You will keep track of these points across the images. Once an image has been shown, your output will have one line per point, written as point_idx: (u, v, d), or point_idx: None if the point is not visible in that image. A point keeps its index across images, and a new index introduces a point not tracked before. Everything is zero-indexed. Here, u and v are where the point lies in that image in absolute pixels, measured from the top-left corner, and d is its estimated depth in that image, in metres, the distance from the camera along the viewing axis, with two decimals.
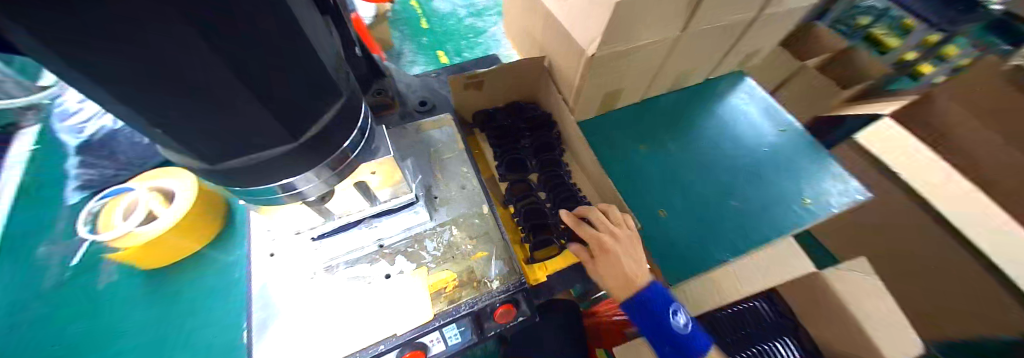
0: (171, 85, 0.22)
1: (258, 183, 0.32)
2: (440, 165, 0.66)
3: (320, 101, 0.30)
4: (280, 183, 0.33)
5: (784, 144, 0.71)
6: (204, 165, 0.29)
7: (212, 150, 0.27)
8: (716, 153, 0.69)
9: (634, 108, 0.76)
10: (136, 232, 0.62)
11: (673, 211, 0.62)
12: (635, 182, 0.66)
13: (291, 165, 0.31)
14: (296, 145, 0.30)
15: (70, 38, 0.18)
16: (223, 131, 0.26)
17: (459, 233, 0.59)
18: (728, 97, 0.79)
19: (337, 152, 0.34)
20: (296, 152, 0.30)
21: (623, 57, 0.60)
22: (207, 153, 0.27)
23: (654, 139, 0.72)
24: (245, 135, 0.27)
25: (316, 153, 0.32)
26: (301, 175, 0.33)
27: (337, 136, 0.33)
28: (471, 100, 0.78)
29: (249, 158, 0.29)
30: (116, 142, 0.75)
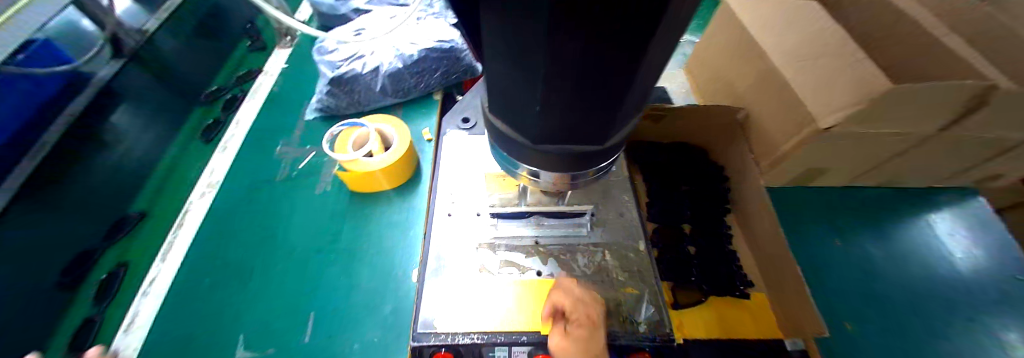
0: (584, 71, 0.23)
1: (523, 163, 0.34)
2: (604, 186, 0.66)
3: (631, 114, 0.31)
4: (540, 169, 0.35)
5: (1018, 295, 0.58)
6: (517, 136, 0.32)
7: (539, 135, 0.30)
8: (924, 276, 0.60)
9: (831, 194, 0.70)
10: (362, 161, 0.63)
11: (862, 325, 0.56)
12: (820, 273, 0.61)
13: (575, 163, 0.32)
14: (598, 147, 0.31)
15: (565, 39, 0.20)
16: (560, 121, 0.28)
17: (612, 259, 0.58)
18: (959, 213, 0.67)
19: (606, 161, 0.35)
20: (596, 153, 0.31)
21: (852, 140, 0.55)
22: (529, 134, 0.30)
23: (850, 234, 0.65)
24: (569, 129, 0.29)
25: (598, 159, 0.33)
26: (555, 173, 0.35)
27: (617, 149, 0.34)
28: (644, 130, 0.77)
29: (559, 146, 0.31)
30: (362, 84, 0.77)
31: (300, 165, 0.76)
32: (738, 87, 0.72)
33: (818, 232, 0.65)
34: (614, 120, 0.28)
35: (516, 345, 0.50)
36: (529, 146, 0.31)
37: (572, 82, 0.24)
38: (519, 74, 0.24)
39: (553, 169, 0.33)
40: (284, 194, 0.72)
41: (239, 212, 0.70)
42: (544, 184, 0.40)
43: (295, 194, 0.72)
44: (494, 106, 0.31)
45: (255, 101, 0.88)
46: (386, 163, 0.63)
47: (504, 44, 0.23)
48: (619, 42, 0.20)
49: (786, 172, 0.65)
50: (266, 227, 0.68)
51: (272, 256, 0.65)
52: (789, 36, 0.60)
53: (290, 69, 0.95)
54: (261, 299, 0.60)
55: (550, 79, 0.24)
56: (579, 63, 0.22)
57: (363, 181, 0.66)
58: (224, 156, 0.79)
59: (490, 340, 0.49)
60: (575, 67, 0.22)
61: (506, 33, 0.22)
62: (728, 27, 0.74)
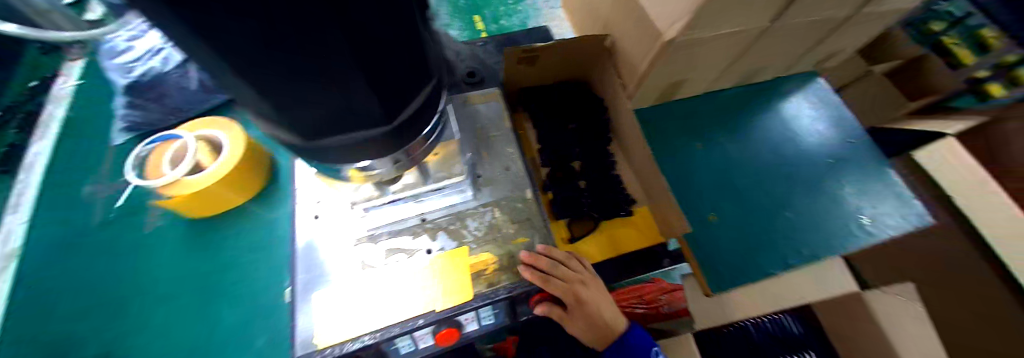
0: (283, 32, 0.19)
1: (337, 164, 0.32)
2: (486, 143, 0.64)
3: (414, 81, 0.29)
4: (357, 163, 0.33)
5: (852, 154, 0.66)
6: (289, 138, 0.28)
7: (307, 131, 0.27)
8: (775, 159, 0.67)
9: (696, 102, 0.74)
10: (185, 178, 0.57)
11: (727, 213, 0.62)
12: (691, 176, 0.66)
13: (380, 146, 0.31)
14: (386, 129, 0.29)
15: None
16: (320, 104, 0.25)
17: (501, 215, 0.57)
18: (800, 96, 0.75)
19: (417, 135, 0.33)
20: (385, 135, 0.29)
21: (697, 48, 0.57)
22: (297, 130, 0.27)
23: (714, 136, 0.70)
24: (334, 106, 0.25)
25: (401, 136, 0.31)
26: (377, 160, 0.33)
27: (421, 122, 0.32)
28: (524, 75, 0.74)
29: (340, 141, 0.29)
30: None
31: (117, 206, 0.77)
32: (602, 12, 0.71)
33: (688, 140, 0.70)
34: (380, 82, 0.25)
35: (417, 329, 0.48)
36: (309, 141, 0.28)
37: (284, 48, 0.20)
38: (210, 46, 0.19)
39: (350, 156, 0.31)
40: (137, 246, 0.76)
41: (94, 278, 0.71)
42: (382, 175, 0.38)
43: (149, 241, 0.76)
44: (240, 96, 0.26)
45: None
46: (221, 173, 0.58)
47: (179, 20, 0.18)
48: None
49: (654, 90, 0.67)
50: (131, 281, 0.73)
51: (141, 310, 0.71)
52: None
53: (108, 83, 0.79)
54: (174, 309, 0.72)
55: (244, 47, 0.19)
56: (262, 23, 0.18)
57: (205, 199, 0.60)
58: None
59: (384, 336, 0.46)
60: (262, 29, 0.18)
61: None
62: None
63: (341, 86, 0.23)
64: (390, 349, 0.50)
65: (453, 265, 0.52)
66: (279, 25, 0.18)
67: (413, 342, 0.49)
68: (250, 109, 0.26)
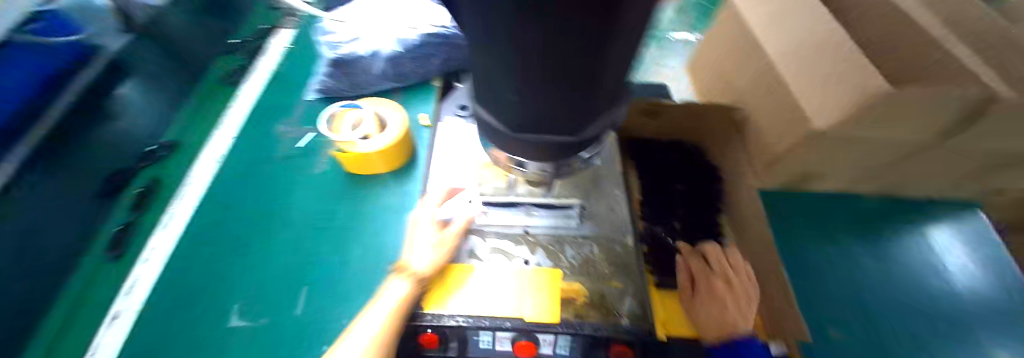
0: (557, 57, 0.23)
1: (507, 150, 0.36)
2: (597, 179, 0.66)
3: (605, 112, 0.32)
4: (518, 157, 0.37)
5: (1020, 313, 0.56)
6: (495, 123, 0.32)
7: (514, 123, 0.31)
8: (917, 290, 0.59)
9: (825, 201, 0.69)
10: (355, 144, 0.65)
11: (850, 334, 0.55)
12: (809, 277, 0.61)
13: (553, 152, 0.34)
14: (572, 139, 0.32)
15: (535, 24, 0.20)
16: (536, 111, 0.29)
17: (600, 253, 0.58)
18: (955, 227, 0.66)
19: (583, 151, 0.36)
20: (570, 145, 0.32)
21: (845, 145, 0.55)
22: (506, 119, 0.31)
23: (842, 243, 0.65)
24: (545, 118, 0.29)
25: (574, 149, 0.34)
26: (539, 161, 0.37)
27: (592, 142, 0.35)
28: (642, 127, 0.76)
29: (534, 136, 0.31)
30: (362, 66, 0.79)
31: (299, 145, 0.78)
32: (737, 86, 0.71)
33: (811, 239, 0.65)
34: (589, 108, 0.29)
35: (500, 330, 0.50)
36: (509, 134, 0.32)
37: (545, 69, 0.24)
38: (496, 53, 0.24)
39: (530, 155, 0.35)
40: (284, 173, 0.74)
41: (235, 187, 0.72)
42: (529, 173, 0.42)
43: (295, 172, 0.74)
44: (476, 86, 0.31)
45: (258, 81, 0.90)
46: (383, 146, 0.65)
47: (481, 30, 0.23)
48: (580, 30, 0.20)
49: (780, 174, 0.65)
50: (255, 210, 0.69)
51: (270, 232, 0.66)
52: (792, 37, 0.59)
53: (294, 50, 0.97)
54: None
55: (520, 61, 0.24)
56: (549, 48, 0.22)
57: (362, 164, 0.68)
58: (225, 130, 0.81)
59: (473, 324, 0.49)
60: (544, 52, 0.22)
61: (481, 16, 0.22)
62: (733, 27, 0.74)
63: (561, 100, 0.27)
64: (472, 340, 0.52)
65: (548, 284, 0.53)
66: (558, 52, 0.22)
67: (492, 340, 0.51)
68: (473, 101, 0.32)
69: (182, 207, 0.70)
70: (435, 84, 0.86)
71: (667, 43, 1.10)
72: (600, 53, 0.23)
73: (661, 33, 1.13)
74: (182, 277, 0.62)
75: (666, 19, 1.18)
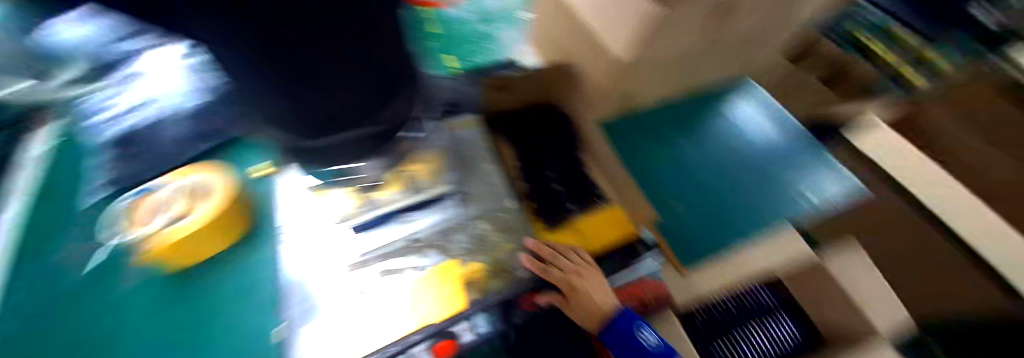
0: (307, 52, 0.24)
1: (325, 161, 0.37)
2: (469, 162, 0.67)
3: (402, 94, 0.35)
4: (343, 164, 0.38)
5: (782, 144, 0.76)
6: (295, 135, 0.32)
7: (312, 126, 0.31)
8: (725, 153, 0.75)
9: (650, 109, 0.81)
10: (159, 231, 0.65)
11: (691, 207, 0.68)
12: (653, 175, 0.72)
13: (362, 144, 0.36)
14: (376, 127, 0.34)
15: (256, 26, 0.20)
16: (316, 111, 0.29)
17: (488, 227, 0.61)
18: (742, 95, 0.84)
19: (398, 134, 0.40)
20: (375, 135, 0.36)
21: (649, 63, 0.64)
22: (304, 126, 0.31)
23: (670, 139, 0.77)
24: (339, 118, 0.31)
25: (385, 135, 0.37)
26: (361, 157, 0.38)
27: (404, 123, 0.38)
28: (499, 101, 0.80)
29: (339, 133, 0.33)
30: None
31: (94, 266, 0.77)
32: (565, 41, 0.79)
33: (647, 144, 0.76)
34: (379, 92, 0.31)
35: (413, 346, 0.51)
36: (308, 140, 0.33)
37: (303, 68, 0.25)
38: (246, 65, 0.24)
39: (348, 155, 0.36)
40: (75, 306, 0.74)
41: (33, 340, 0.71)
42: (367, 168, 0.42)
43: (109, 298, 0.74)
44: (258, 104, 0.30)
45: None
46: (201, 220, 0.66)
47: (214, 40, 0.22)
48: (311, 21, 0.21)
49: (616, 103, 0.74)
50: (92, 341, 0.70)
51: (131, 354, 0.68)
52: None
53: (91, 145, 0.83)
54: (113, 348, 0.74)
55: (277, 69, 0.24)
56: (291, 50, 0.23)
57: (183, 252, 0.69)
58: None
59: (381, 353, 0.50)
60: (291, 54, 0.23)
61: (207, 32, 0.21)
62: None
63: (332, 92, 0.28)
64: None
65: (442, 280, 0.58)
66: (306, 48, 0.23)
67: None
68: (262, 115, 0.31)
69: None
70: None
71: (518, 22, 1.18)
72: (341, 43, 0.24)
73: (509, 14, 1.21)
74: None
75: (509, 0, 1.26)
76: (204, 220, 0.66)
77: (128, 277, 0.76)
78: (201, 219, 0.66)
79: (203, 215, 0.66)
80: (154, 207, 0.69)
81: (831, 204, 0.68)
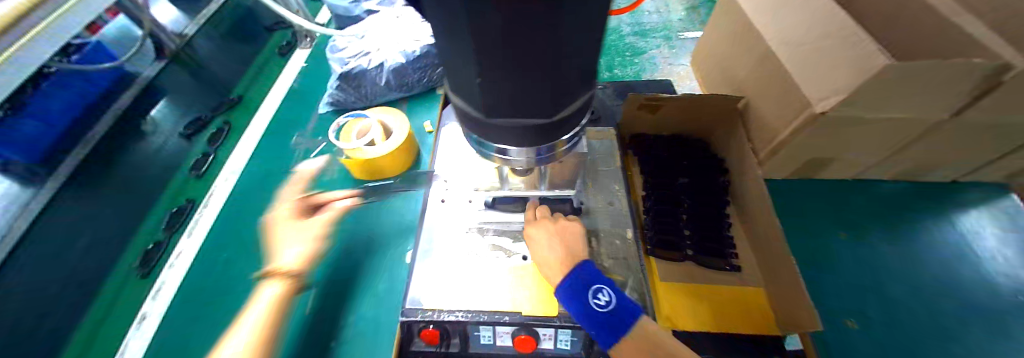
0: (512, 41, 0.25)
1: (493, 141, 0.37)
2: (593, 175, 0.67)
3: (579, 92, 0.34)
4: (506, 146, 0.38)
5: None
6: (471, 111, 0.35)
7: (486, 107, 0.33)
8: (945, 277, 0.58)
9: (840, 187, 0.68)
10: (363, 149, 0.70)
11: (872, 326, 0.54)
12: (821, 267, 0.60)
13: (532, 137, 0.35)
14: (547, 121, 0.34)
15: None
16: (505, 91, 0.30)
17: (597, 246, 0.58)
18: (987, 212, 0.64)
19: (564, 135, 0.38)
20: (544, 127, 0.34)
21: (855, 127, 0.53)
22: (480, 106, 0.33)
23: (861, 233, 0.63)
24: (515, 105, 0.32)
25: (553, 132, 0.36)
26: (523, 147, 0.38)
27: (571, 124, 0.37)
28: (638, 121, 0.76)
29: (508, 120, 0.34)
30: (367, 79, 0.84)
31: (312, 155, 0.84)
32: (738, 76, 0.71)
33: (823, 228, 0.64)
34: (556, 90, 0.31)
35: (499, 325, 0.51)
36: (483, 119, 0.34)
37: (501, 53, 0.26)
38: (457, 39, 0.27)
39: (516, 144, 0.37)
40: (299, 182, 0.79)
41: (253, 206, 0.76)
42: (517, 163, 0.43)
43: (305, 184, 0.79)
44: (452, 80, 0.34)
45: (274, 97, 0.95)
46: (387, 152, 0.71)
47: (442, 16, 0.26)
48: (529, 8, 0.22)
49: (789, 161, 0.63)
50: (277, 216, 0.74)
51: None
52: (794, 21, 0.58)
53: (307, 70, 1.03)
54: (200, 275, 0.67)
55: (481, 48, 0.26)
56: (500, 33, 0.24)
57: (368, 168, 0.73)
58: (255, 129, 0.89)
59: (474, 319, 0.51)
60: (498, 41, 0.25)
61: (444, 7, 0.24)
62: (728, 16, 0.73)
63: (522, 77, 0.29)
64: (473, 335, 0.54)
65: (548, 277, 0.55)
66: (515, 31, 0.24)
67: (492, 335, 0.53)
68: (452, 85, 0.35)
69: (207, 213, 0.75)
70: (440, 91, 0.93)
71: (677, 42, 1.10)
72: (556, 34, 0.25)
73: (671, 32, 1.13)
74: (201, 278, 0.66)
75: (676, 18, 1.18)
76: (396, 153, 0.72)
77: (336, 170, 0.81)
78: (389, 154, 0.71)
79: (393, 152, 0.72)
80: (363, 132, 0.74)
81: None
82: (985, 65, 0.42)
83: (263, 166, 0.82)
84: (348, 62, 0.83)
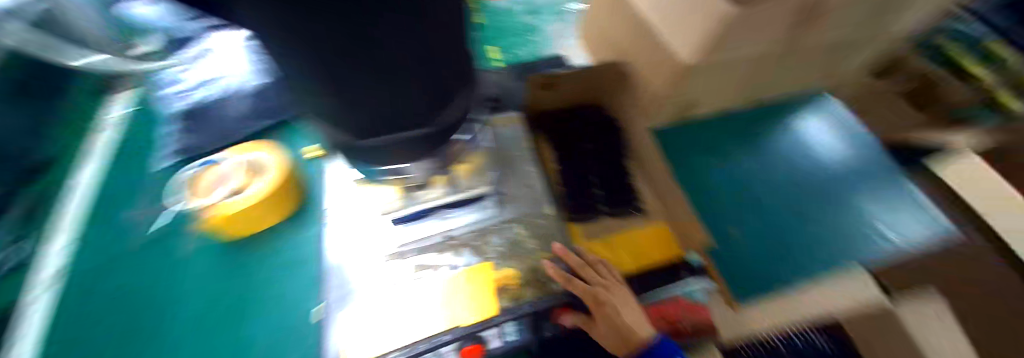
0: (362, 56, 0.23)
1: (378, 165, 0.35)
2: (508, 162, 0.66)
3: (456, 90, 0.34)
4: (396, 162, 0.37)
5: (858, 169, 0.68)
6: (345, 136, 0.31)
7: (361, 129, 0.30)
8: (788, 176, 0.68)
9: (702, 120, 0.76)
10: (227, 202, 0.61)
11: (745, 231, 0.62)
12: (698, 194, 0.67)
13: (417, 143, 0.34)
14: (429, 127, 0.33)
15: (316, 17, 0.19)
16: (376, 109, 0.28)
17: (522, 230, 0.59)
18: (812, 112, 0.76)
19: (452, 135, 0.37)
20: (427, 134, 0.33)
21: (714, 71, 0.59)
22: (353, 130, 0.30)
23: (723, 156, 0.72)
24: (392, 119, 0.30)
25: (438, 134, 0.35)
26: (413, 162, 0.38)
27: (456, 123, 0.36)
28: (541, 99, 0.76)
29: (389, 135, 0.31)
30: (214, 111, 0.78)
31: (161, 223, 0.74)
32: (617, 40, 0.75)
33: (695, 158, 0.71)
34: (432, 95, 0.30)
35: (441, 346, 0.47)
36: (359, 140, 0.31)
37: (356, 71, 0.24)
38: (299, 63, 0.23)
39: (403, 155, 0.35)
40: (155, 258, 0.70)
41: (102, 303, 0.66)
42: (409, 168, 0.40)
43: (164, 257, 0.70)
44: (314, 106, 0.29)
45: (99, 169, 0.82)
46: (263, 192, 0.62)
47: (270, 38, 0.22)
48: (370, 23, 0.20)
49: (671, 110, 0.70)
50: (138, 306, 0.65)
51: (140, 341, 0.62)
52: None
53: (136, 116, 0.92)
54: None
55: (332, 69, 0.23)
56: (346, 51, 0.22)
57: (246, 221, 0.64)
58: (76, 220, 0.75)
59: (411, 351, 0.46)
60: (347, 60, 0.23)
61: (268, 30, 0.21)
62: None
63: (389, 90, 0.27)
64: None
65: (480, 280, 0.54)
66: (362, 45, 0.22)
67: None
68: (316, 115, 0.30)
69: (33, 329, 0.63)
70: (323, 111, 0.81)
71: (567, 16, 1.13)
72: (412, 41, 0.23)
73: (556, 6, 1.16)
74: None
75: None
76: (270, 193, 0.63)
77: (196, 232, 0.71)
78: (264, 197, 0.62)
79: (270, 194, 0.63)
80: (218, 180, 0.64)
81: (918, 245, 0.58)
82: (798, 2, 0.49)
83: (99, 256, 0.71)
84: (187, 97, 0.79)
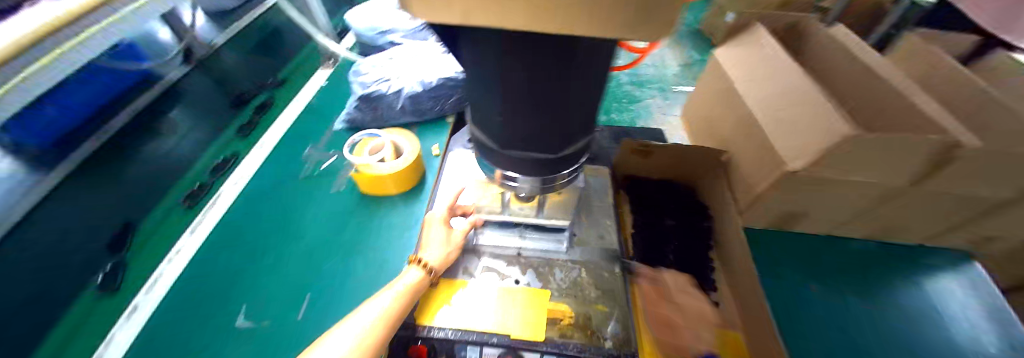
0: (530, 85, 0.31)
1: (501, 168, 0.42)
2: (588, 210, 0.71)
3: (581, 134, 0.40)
4: (513, 174, 0.42)
5: None
6: (488, 142, 0.40)
7: (504, 140, 0.38)
8: (916, 341, 0.61)
9: (815, 242, 0.73)
10: (373, 165, 0.74)
11: None
12: (795, 316, 0.64)
13: (537, 168, 0.40)
14: (551, 157, 0.38)
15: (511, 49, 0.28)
16: (522, 127, 0.35)
17: (586, 277, 0.62)
18: (959, 280, 0.68)
19: (566, 169, 0.42)
20: (550, 162, 0.39)
21: (823, 187, 0.59)
22: (497, 138, 0.38)
23: (836, 288, 0.67)
24: (528, 141, 0.37)
25: (557, 166, 0.40)
26: (528, 176, 0.42)
27: (573, 160, 0.41)
28: (633, 164, 0.81)
29: (521, 153, 0.38)
30: (384, 102, 0.90)
31: (323, 166, 0.87)
32: (722, 131, 0.77)
33: (801, 280, 0.68)
34: (563, 132, 0.36)
35: (488, 347, 0.54)
36: (498, 150, 0.39)
37: (519, 97, 0.32)
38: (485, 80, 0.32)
39: (525, 173, 0.41)
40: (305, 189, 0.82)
41: (258, 206, 0.79)
42: (521, 190, 0.47)
43: (312, 191, 0.82)
44: (475, 113, 0.39)
45: (292, 110, 1.00)
46: (395, 170, 0.75)
47: (474, 59, 0.31)
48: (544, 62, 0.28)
49: (766, 212, 0.69)
50: (276, 221, 0.76)
51: (260, 257, 0.70)
52: (769, 88, 0.66)
53: (326, 87, 1.09)
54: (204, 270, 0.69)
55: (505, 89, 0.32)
56: (522, 83, 0.30)
57: (375, 184, 0.77)
58: (259, 152, 0.90)
59: (463, 338, 0.54)
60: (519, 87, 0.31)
61: (477, 53, 0.30)
62: (716, 76, 0.81)
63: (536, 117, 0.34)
64: None
65: (536, 301, 0.58)
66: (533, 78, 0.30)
67: None
68: (475, 117, 0.40)
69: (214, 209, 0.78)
70: (451, 119, 0.99)
71: (673, 94, 1.19)
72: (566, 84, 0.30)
73: (667, 85, 1.23)
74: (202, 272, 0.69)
75: (673, 73, 1.27)
76: (403, 170, 0.76)
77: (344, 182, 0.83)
78: (394, 172, 0.75)
79: (399, 172, 0.75)
80: (375, 149, 0.79)
81: None
82: (935, 141, 0.48)
83: (271, 174, 0.85)
84: (370, 86, 0.90)
